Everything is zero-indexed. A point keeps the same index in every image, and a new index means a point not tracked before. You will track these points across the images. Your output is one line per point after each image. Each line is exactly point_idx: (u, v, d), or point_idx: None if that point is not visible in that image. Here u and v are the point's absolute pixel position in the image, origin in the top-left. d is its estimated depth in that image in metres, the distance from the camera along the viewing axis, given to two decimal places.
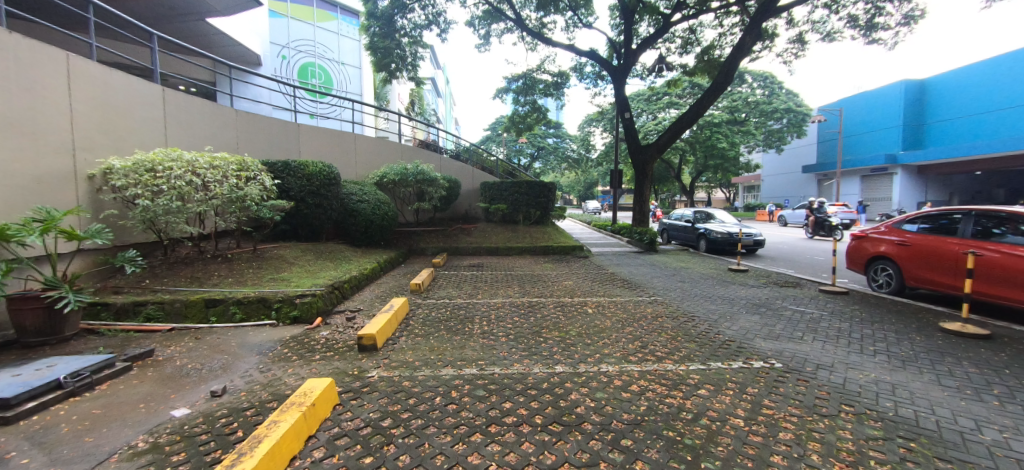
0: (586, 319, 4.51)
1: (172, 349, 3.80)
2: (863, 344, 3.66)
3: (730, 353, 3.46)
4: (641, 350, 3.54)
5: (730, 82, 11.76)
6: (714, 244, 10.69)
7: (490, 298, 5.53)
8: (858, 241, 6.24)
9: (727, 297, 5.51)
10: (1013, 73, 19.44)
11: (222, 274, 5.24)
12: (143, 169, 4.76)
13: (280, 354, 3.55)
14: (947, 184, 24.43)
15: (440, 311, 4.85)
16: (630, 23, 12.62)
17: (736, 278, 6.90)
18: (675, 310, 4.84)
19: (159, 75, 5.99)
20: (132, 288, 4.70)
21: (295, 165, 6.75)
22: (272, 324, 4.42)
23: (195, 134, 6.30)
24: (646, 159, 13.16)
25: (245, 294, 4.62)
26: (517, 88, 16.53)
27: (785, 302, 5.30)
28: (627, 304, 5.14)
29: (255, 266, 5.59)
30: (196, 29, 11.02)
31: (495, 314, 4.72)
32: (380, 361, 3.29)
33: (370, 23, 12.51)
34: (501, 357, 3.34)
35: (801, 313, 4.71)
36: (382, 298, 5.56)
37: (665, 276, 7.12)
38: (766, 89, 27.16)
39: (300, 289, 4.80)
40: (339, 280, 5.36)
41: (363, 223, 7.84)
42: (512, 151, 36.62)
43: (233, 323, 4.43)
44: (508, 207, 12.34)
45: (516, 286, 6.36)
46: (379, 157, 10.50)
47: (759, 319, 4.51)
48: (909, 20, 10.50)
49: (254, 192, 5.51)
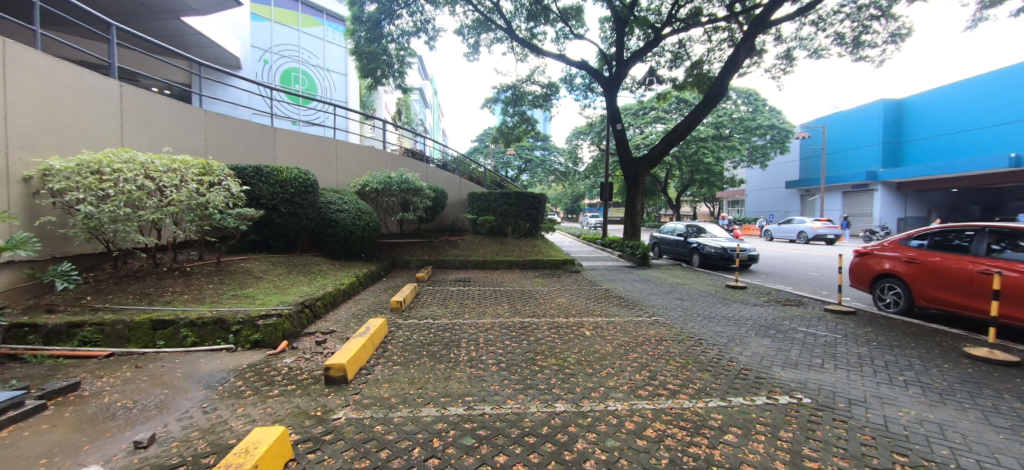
0: (584, 342, 4.10)
1: (105, 380, 3.19)
2: (891, 374, 3.43)
3: (750, 385, 3.13)
4: (651, 381, 3.15)
5: (722, 95, 11.71)
6: (708, 258, 10.44)
7: (478, 317, 5.06)
8: (863, 258, 6.09)
9: (731, 318, 5.19)
10: (988, 94, 20.36)
11: (178, 290, 4.65)
12: (87, 171, 4.18)
13: (235, 388, 3.02)
14: (925, 201, 25.16)
15: (423, 333, 4.38)
16: (621, 35, 12.57)
17: (735, 296, 6.61)
18: (680, 332, 4.47)
19: (117, 69, 5.43)
20: (70, 306, 4.09)
21: (267, 170, 6.23)
22: (229, 349, 3.85)
23: (156, 134, 5.74)
24: (638, 171, 12.90)
25: (199, 314, 4.04)
26: (506, 99, 16.29)
27: (794, 323, 4.99)
28: (626, 325, 4.76)
29: (216, 281, 5.00)
30: (171, 29, 10.49)
31: (482, 336, 4.26)
32: (349, 398, 2.80)
33: (357, 27, 12.11)
34: (491, 392, 2.88)
35: (813, 336, 4.43)
36: (359, 317, 5.03)
37: (661, 293, 6.79)
38: (750, 106, 27.75)
39: (264, 309, 4.23)
40: (312, 298, 4.84)
41: (342, 234, 7.34)
42: (500, 163, 36.42)
43: (184, 348, 3.85)
44: (497, 218, 11.95)
45: (505, 303, 5.93)
46: (362, 166, 10.05)
47: (771, 343, 4.20)
48: (895, 38, 10.95)
49: (218, 199, 4.96)
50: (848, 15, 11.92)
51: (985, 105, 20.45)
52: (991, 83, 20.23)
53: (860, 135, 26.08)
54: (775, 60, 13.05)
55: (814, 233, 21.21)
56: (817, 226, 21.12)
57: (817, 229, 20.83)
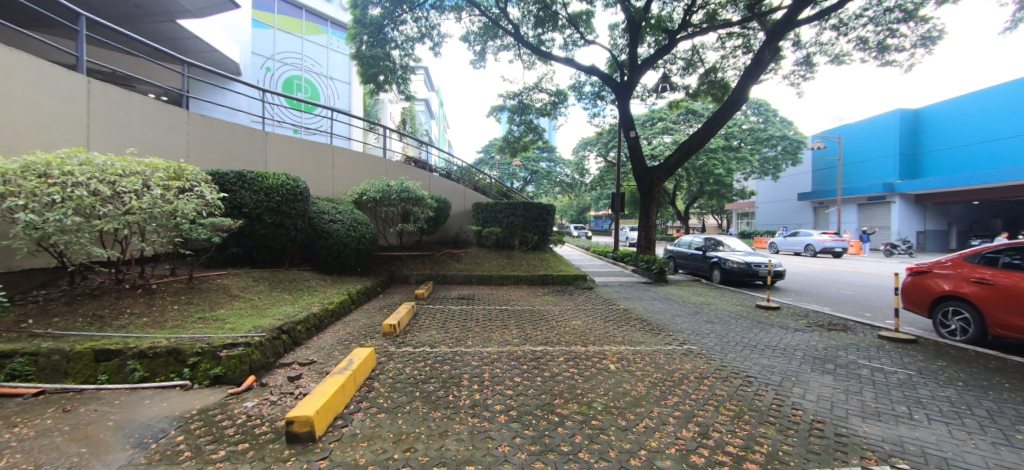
0: (609, 381, 3.38)
1: (13, 432, 2.52)
2: (1004, 429, 2.72)
3: (834, 449, 2.42)
4: (704, 441, 2.44)
5: (743, 101, 11.07)
6: (730, 274, 9.68)
7: (483, 345, 4.39)
8: (921, 277, 5.35)
9: (775, 347, 4.49)
10: (1011, 104, 19.75)
11: (137, 312, 4.02)
12: (33, 173, 3.61)
13: (172, 447, 2.35)
14: (946, 214, 24.26)
15: (417, 365, 3.70)
16: (634, 40, 12.13)
17: (771, 320, 5.84)
18: (722, 367, 3.76)
19: (86, 64, 4.96)
20: (4, 332, 3.45)
21: (251, 176, 5.68)
22: (183, 387, 3.18)
23: (127, 136, 5.22)
24: (653, 181, 12.23)
25: (153, 343, 3.39)
26: (512, 107, 15.83)
27: (852, 355, 4.27)
28: (655, 357, 4.06)
29: (184, 301, 4.37)
30: (168, 32, 10.27)
31: (487, 371, 3.58)
32: (313, 466, 2.13)
33: (359, 31, 11.68)
34: (499, 461, 2.18)
35: (883, 373, 3.72)
36: (346, 344, 4.36)
37: (687, 315, 6.05)
38: (760, 116, 27.31)
39: (231, 336, 3.59)
40: (292, 322, 4.21)
41: (335, 247, 6.76)
42: (505, 175, 36.03)
43: (130, 385, 3.19)
44: (503, 230, 11.32)
45: (514, 326, 5.25)
46: (360, 173, 9.52)
47: (835, 383, 3.48)
48: (925, 41, 10.50)
49: (188, 207, 4.35)
50: (871, 19, 11.50)
51: (1008, 115, 19.82)
52: (1015, 92, 19.56)
53: (875, 145, 25.38)
54: (794, 67, 12.71)
55: (822, 246, 20.67)
56: (824, 239, 20.64)
57: (824, 243, 20.37)
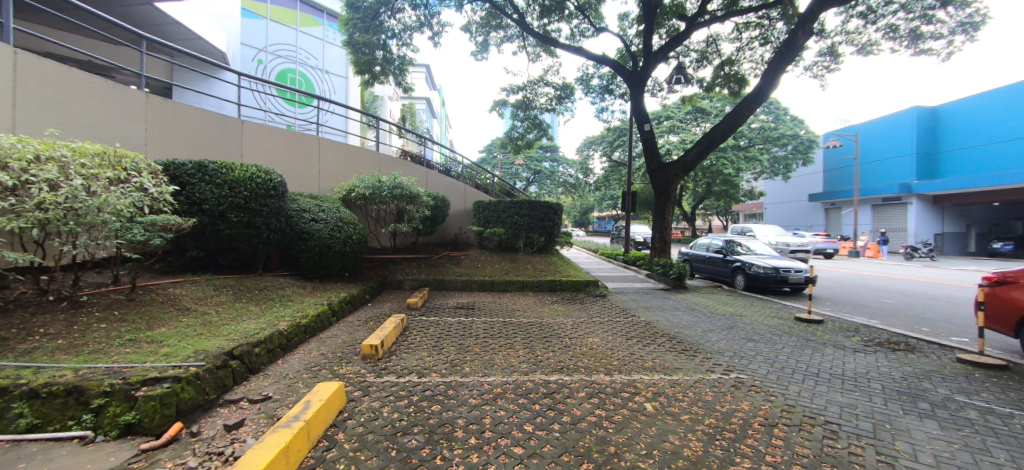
0: (649, 433, 2.54)
1: None
2: None
3: None
4: None
5: (767, 93, 10.20)
6: (755, 280, 8.82)
7: (485, 373, 3.56)
8: (1001, 289, 4.48)
9: (842, 375, 3.67)
10: None
11: (51, 332, 3.20)
12: None
13: None
14: (965, 216, 23.35)
15: (398, 405, 2.87)
16: (649, 28, 11.20)
17: (820, 337, 5.01)
18: (790, 408, 2.93)
19: (12, 30, 4.12)
20: None
21: (214, 168, 4.91)
22: (82, 439, 2.38)
23: (67, 119, 4.44)
24: (669, 179, 11.35)
25: (54, 376, 2.57)
26: (515, 102, 14.98)
27: (941, 387, 3.46)
28: (699, 391, 3.22)
29: (116, 318, 3.56)
30: (146, 15, 9.52)
31: (488, 415, 2.74)
32: None
33: (351, 16, 10.84)
34: None
35: (999, 417, 2.89)
36: (315, 370, 3.56)
37: (720, 330, 5.24)
38: (771, 115, 26.33)
39: (161, 366, 2.78)
40: (247, 343, 3.42)
41: (316, 250, 5.96)
42: (508, 174, 35.31)
43: (10, 437, 2.36)
44: (507, 231, 10.51)
45: (520, 346, 4.43)
46: (348, 168, 8.71)
47: (945, 434, 2.65)
48: (964, 26, 9.66)
49: (121, 202, 3.51)
50: (903, 5, 10.65)
51: None
52: None
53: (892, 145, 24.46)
54: (817, 57, 11.89)
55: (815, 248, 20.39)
56: (817, 240, 20.40)
57: (817, 244, 20.06)
